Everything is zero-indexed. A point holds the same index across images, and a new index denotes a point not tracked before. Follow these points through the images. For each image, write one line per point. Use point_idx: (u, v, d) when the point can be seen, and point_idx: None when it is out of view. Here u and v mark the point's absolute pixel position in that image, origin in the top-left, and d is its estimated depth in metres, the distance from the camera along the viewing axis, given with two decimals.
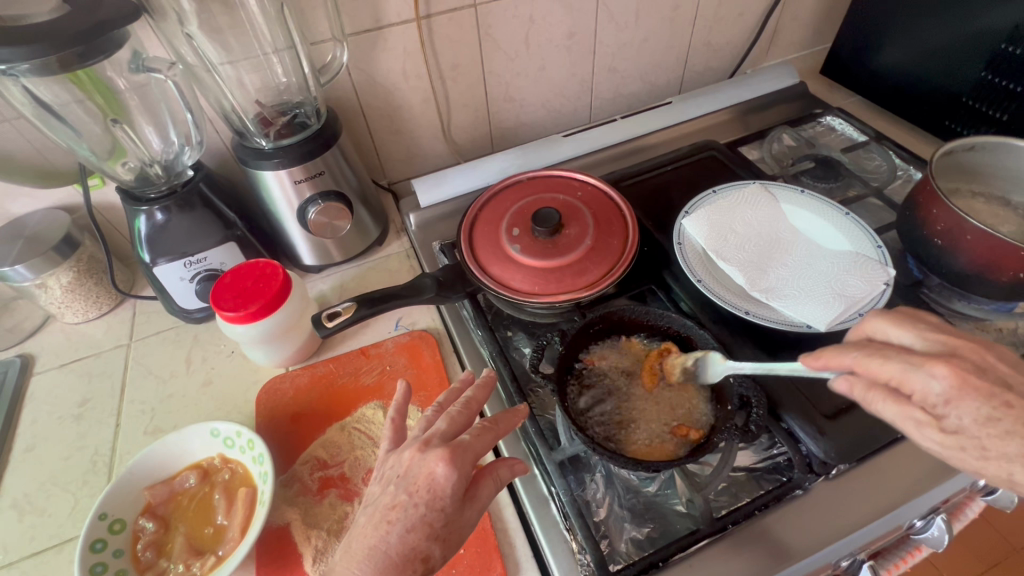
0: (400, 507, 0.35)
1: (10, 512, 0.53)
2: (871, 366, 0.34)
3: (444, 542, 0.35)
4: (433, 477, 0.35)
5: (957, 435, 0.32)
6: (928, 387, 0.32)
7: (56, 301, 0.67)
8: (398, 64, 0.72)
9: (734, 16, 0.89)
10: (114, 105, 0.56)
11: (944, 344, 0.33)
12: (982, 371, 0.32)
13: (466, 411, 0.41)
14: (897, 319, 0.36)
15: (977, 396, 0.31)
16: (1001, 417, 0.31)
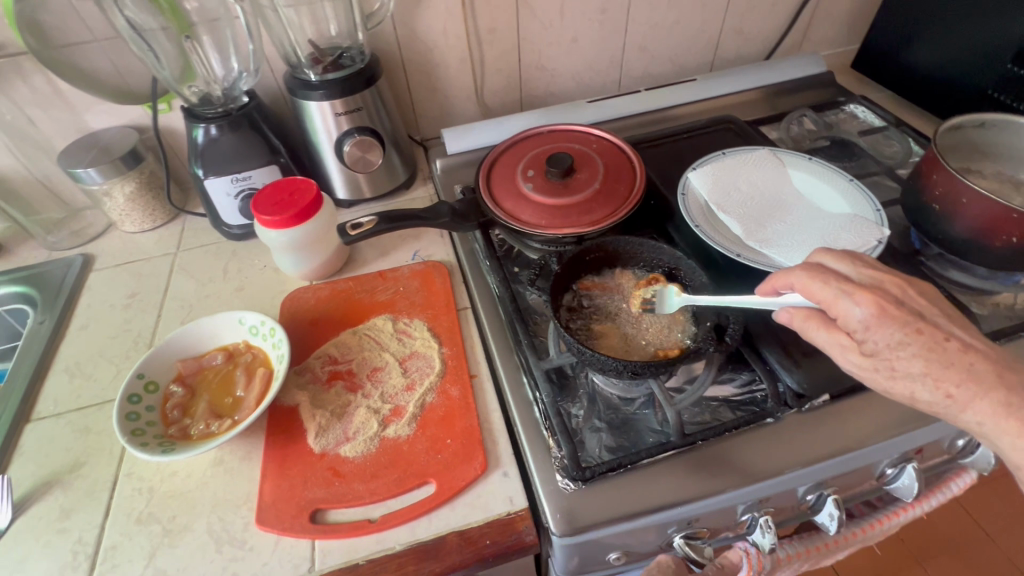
0: None
1: (63, 375, 0.60)
2: (812, 289, 0.41)
3: None
4: None
5: (872, 356, 0.40)
6: (851, 314, 0.40)
7: (118, 209, 0.75)
8: (439, 23, 0.78)
9: (767, 5, 0.92)
10: (184, 23, 0.63)
11: (873, 278, 0.42)
12: (900, 304, 0.40)
13: None
14: (839, 254, 0.44)
15: (893, 325, 0.39)
16: (911, 342, 0.38)
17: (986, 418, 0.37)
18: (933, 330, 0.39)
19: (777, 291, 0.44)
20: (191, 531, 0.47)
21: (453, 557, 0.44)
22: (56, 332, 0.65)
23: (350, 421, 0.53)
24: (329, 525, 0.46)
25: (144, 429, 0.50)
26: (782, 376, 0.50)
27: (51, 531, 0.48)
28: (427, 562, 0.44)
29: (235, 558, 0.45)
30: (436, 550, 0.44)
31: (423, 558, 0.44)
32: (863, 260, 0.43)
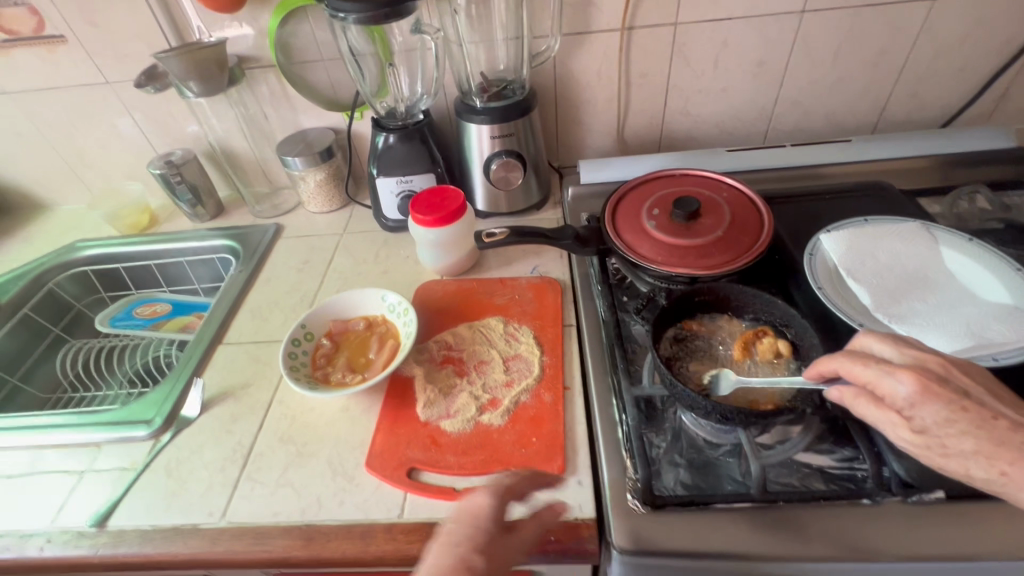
0: (450, 536, 0.43)
1: (249, 314, 0.77)
2: (853, 372, 0.43)
3: (488, 558, 0.42)
4: (473, 504, 0.44)
5: (921, 433, 0.40)
6: (895, 392, 0.41)
7: (309, 192, 0.92)
8: (596, 64, 0.85)
9: (950, 70, 0.86)
10: (388, 52, 0.77)
11: (916, 359, 0.42)
12: (944, 382, 0.40)
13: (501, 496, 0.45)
14: (882, 336, 0.45)
15: (938, 401, 0.39)
16: (959, 420, 0.39)
17: None
18: (978, 407, 0.39)
19: (822, 376, 0.45)
20: (317, 457, 0.57)
21: (485, 535, 0.43)
22: (248, 281, 0.83)
23: (453, 400, 0.60)
24: (420, 482, 0.53)
25: (300, 367, 0.63)
26: (889, 462, 0.48)
27: (223, 430, 0.61)
28: (460, 529, 0.43)
29: (345, 488, 0.54)
30: (476, 517, 0.43)
31: (457, 523, 0.43)
32: (906, 342, 0.43)
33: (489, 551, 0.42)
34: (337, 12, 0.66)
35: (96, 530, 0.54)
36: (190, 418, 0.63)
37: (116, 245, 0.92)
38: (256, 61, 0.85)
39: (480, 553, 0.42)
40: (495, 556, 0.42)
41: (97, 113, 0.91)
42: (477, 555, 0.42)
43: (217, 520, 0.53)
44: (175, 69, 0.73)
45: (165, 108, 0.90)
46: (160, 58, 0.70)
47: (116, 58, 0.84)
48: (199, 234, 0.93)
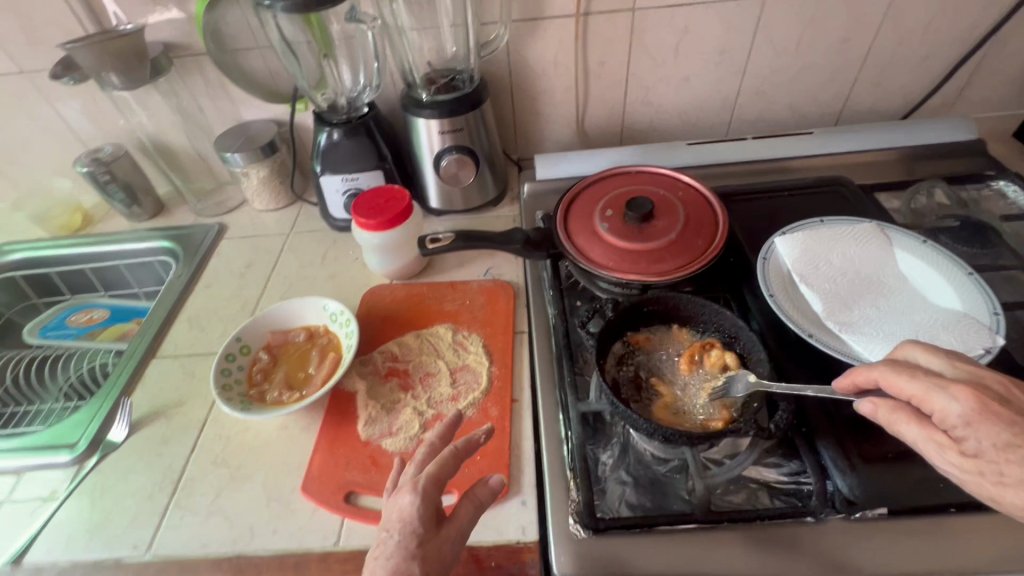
0: (382, 543, 0.38)
1: (186, 324, 0.73)
2: (896, 383, 0.39)
3: (422, 561, 0.38)
4: (401, 507, 0.40)
5: (975, 459, 0.35)
6: (947, 410, 0.36)
7: (252, 189, 0.87)
8: (551, 53, 0.81)
9: (913, 58, 0.84)
10: (326, 42, 0.72)
11: (972, 374, 0.37)
12: (1007, 403, 0.35)
13: (435, 487, 0.40)
14: (935, 348, 0.40)
15: (997, 422, 0.34)
16: (1022, 446, 0.33)
17: None
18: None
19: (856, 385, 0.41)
20: (251, 481, 0.54)
21: (416, 539, 0.38)
22: (186, 287, 0.78)
23: (396, 417, 0.57)
24: (358, 507, 0.51)
25: (232, 385, 0.59)
26: (834, 475, 0.47)
27: (152, 453, 0.58)
28: (392, 537, 0.38)
29: (280, 515, 0.52)
30: (407, 521, 0.39)
31: (388, 529, 0.39)
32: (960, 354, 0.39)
33: (421, 552, 0.38)
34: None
35: (11, 567, 0.51)
36: (116, 442, 0.59)
37: (45, 249, 0.86)
38: (186, 49, 0.78)
39: (416, 560, 0.37)
40: (429, 556, 0.38)
41: (13, 105, 0.83)
42: (409, 562, 0.37)
43: (142, 553, 0.50)
44: (85, 60, 0.67)
45: (90, 99, 0.84)
46: (66, 48, 0.63)
47: (28, 44, 0.77)
48: (135, 236, 0.87)
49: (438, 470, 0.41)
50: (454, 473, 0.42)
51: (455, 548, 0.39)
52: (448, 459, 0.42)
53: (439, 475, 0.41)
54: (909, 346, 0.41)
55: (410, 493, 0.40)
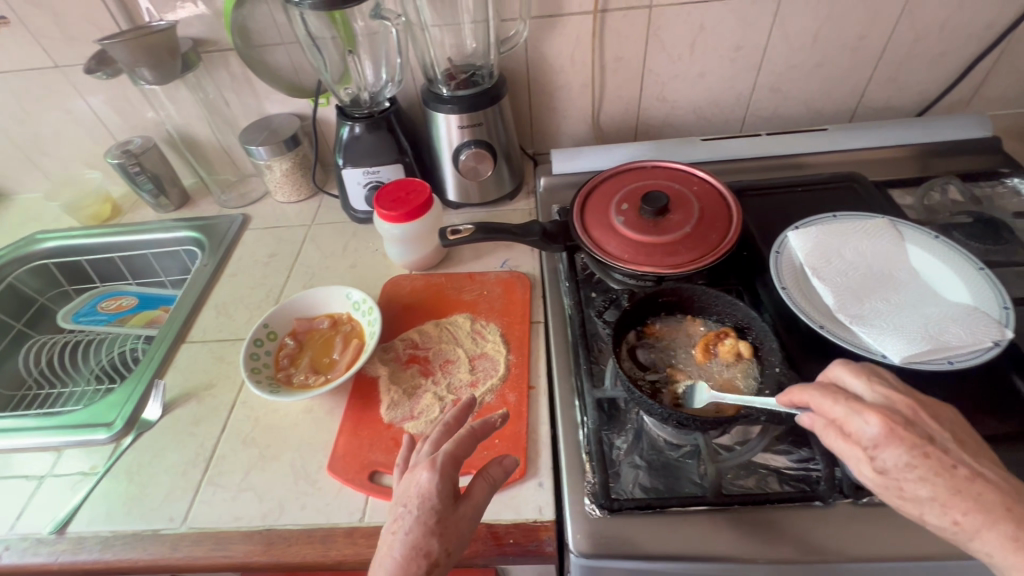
0: (400, 520, 0.39)
1: (213, 311, 0.75)
2: (822, 406, 0.40)
3: (441, 537, 0.39)
4: (418, 483, 0.40)
5: (883, 475, 0.38)
6: (862, 432, 0.38)
7: (275, 181, 0.89)
8: (568, 49, 0.82)
9: (930, 55, 0.84)
10: (351, 39, 0.74)
11: (884, 397, 0.39)
12: (910, 425, 0.38)
13: (453, 465, 0.41)
14: (857, 369, 0.42)
15: (900, 446, 0.37)
16: (918, 466, 0.36)
17: (995, 551, 0.34)
18: (941, 454, 0.36)
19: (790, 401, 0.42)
20: (279, 460, 0.57)
21: (434, 516, 0.39)
22: (213, 275, 0.81)
23: (417, 401, 0.60)
24: (382, 487, 0.53)
25: (261, 368, 0.62)
26: (842, 462, 0.48)
27: (185, 432, 0.61)
28: (410, 514, 0.39)
29: (307, 493, 0.54)
30: (425, 497, 0.39)
31: (407, 506, 0.40)
32: (878, 376, 0.41)
33: (440, 529, 0.39)
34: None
35: (55, 536, 0.54)
36: (151, 421, 0.62)
37: (77, 237, 0.90)
38: (212, 44, 0.81)
39: (436, 536, 0.38)
40: (447, 532, 0.39)
41: (48, 98, 0.87)
42: (430, 539, 0.38)
43: (178, 525, 0.53)
44: (120, 56, 0.69)
45: (120, 93, 0.86)
46: (104, 44, 0.66)
47: (63, 40, 0.80)
48: (163, 226, 0.90)
49: (456, 448, 0.41)
50: (471, 450, 0.42)
51: (471, 524, 0.40)
52: (466, 437, 0.42)
53: (454, 453, 0.41)
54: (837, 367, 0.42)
55: (428, 470, 0.40)
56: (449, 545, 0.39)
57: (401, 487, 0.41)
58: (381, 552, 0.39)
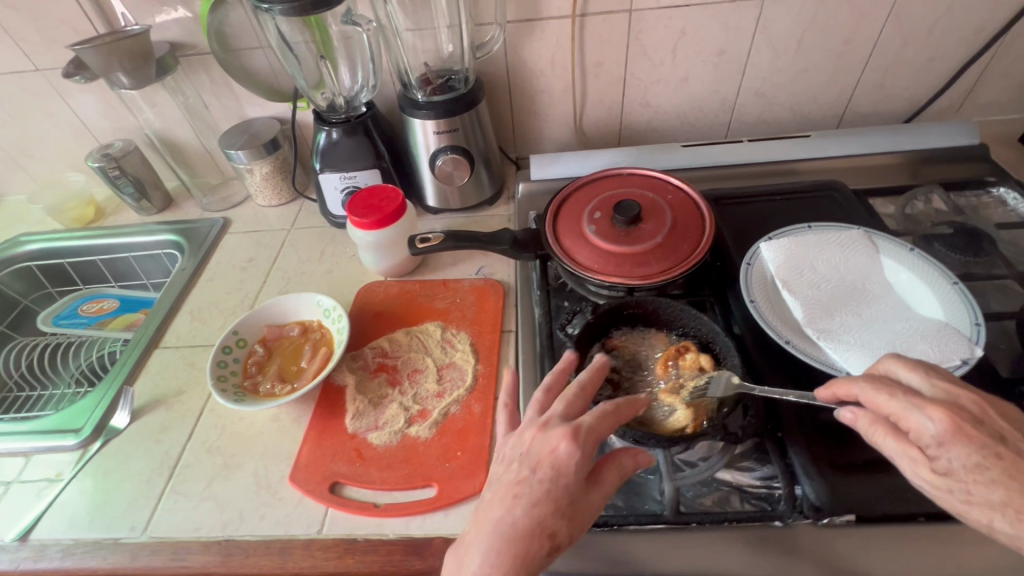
0: (525, 483, 0.39)
1: (188, 316, 0.75)
2: (876, 401, 0.39)
3: (569, 520, 0.38)
4: (555, 454, 0.40)
5: (945, 476, 0.36)
6: (922, 428, 0.36)
7: (256, 185, 0.89)
8: (548, 53, 0.81)
9: (918, 60, 0.82)
10: (326, 44, 0.73)
11: (947, 392, 0.37)
12: (979, 423, 0.35)
13: (591, 442, 0.41)
14: (912, 362, 0.40)
15: (969, 444, 0.34)
16: (989, 467, 0.34)
17: None
18: (1012, 453, 0.34)
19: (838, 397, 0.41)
20: (242, 470, 0.57)
21: (567, 495, 0.39)
22: (190, 279, 0.81)
23: (383, 411, 0.59)
24: (342, 498, 0.53)
25: (228, 376, 0.62)
26: (802, 481, 0.47)
27: (152, 439, 0.61)
28: (541, 484, 0.39)
29: (268, 503, 0.54)
30: (562, 471, 0.39)
31: (536, 472, 0.39)
32: (936, 371, 0.39)
33: (570, 510, 0.39)
34: (259, 3, 0.61)
35: (18, 543, 0.54)
36: (118, 428, 0.62)
37: (58, 240, 0.90)
38: (190, 48, 0.81)
39: (562, 516, 0.38)
40: (576, 515, 0.39)
41: (30, 102, 0.87)
42: (557, 518, 0.38)
43: (139, 534, 0.53)
44: (93, 60, 0.69)
45: (101, 96, 0.87)
46: (75, 50, 0.65)
47: (42, 44, 0.80)
48: (144, 229, 0.90)
49: (600, 427, 0.41)
50: (609, 431, 0.42)
51: (597, 511, 0.40)
52: (610, 416, 0.42)
53: (597, 431, 0.41)
54: (887, 361, 0.41)
55: (568, 442, 0.40)
56: (573, 529, 0.39)
57: (532, 448, 0.41)
58: (493, 511, 0.39)
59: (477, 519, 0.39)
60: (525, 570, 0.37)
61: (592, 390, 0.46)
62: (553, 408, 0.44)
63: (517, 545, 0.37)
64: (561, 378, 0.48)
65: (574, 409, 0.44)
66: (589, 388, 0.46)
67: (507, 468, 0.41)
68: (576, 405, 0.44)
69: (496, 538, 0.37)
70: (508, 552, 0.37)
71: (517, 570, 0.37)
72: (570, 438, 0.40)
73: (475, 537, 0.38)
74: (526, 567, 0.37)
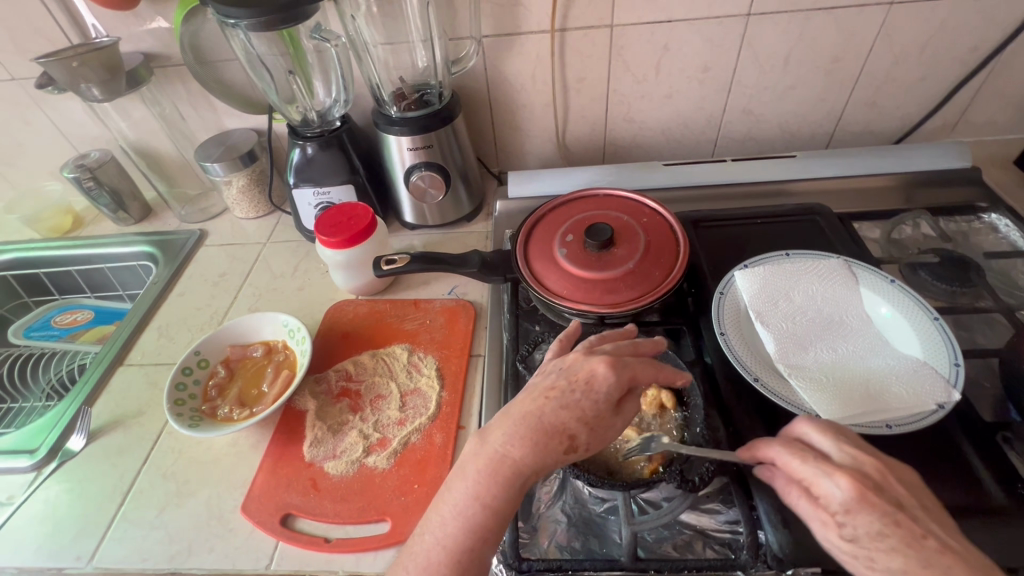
0: (559, 389, 0.41)
1: (156, 332, 0.74)
2: (791, 465, 0.37)
3: (590, 431, 0.40)
4: (593, 372, 0.41)
5: (851, 544, 0.34)
6: (831, 495, 0.35)
7: (233, 198, 0.88)
8: (528, 68, 0.79)
9: (910, 79, 0.80)
10: (302, 62, 0.72)
11: (853, 457, 0.36)
12: (880, 491, 0.34)
13: (627, 372, 0.41)
14: (824, 424, 0.39)
15: (872, 512, 0.33)
16: (888, 535, 0.33)
17: None
18: (911, 523, 0.33)
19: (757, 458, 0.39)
20: (194, 497, 0.55)
21: (594, 409, 0.40)
22: (162, 292, 0.79)
23: (342, 439, 0.58)
24: (294, 531, 0.51)
25: (186, 400, 0.60)
26: (766, 527, 0.45)
27: (107, 462, 0.59)
28: (574, 392, 0.40)
29: (218, 534, 0.52)
30: (594, 388, 0.40)
31: (571, 384, 0.41)
32: (846, 435, 0.38)
33: (593, 422, 0.40)
34: (226, 18, 0.59)
35: None
36: (74, 451, 0.61)
37: (33, 250, 0.89)
38: (166, 59, 0.80)
39: (585, 425, 0.40)
40: (598, 429, 0.40)
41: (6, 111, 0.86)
42: (579, 424, 0.40)
43: (84, 564, 0.52)
44: (59, 74, 0.69)
45: (77, 106, 0.86)
46: (40, 64, 0.65)
47: (16, 53, 0.79)
48: (119, 240, 0.89)
49: (639, 369, 0.42)
50: (650, 380, 0.42)
51: (617, 435, 0.41)
52: (650, 367, 0.42)
53: (637, 371, 0.41)
54: (802, 422, 0.39)
55: (608, 367, 0.41)
56: (591, 439, 0.40)
57: (573, 365, 0.42)
58: (525, 404, 0.41)
59: (508, 411, 0.42)
60: (542, 458, 0.39)
61: (643, 350, 0.46)
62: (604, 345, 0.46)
63: (540, 433, 0.39)
64: (616, 335, 0.49)
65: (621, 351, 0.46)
66: (643, 350, 0.46)
67: (545, 377, 0.43)
68: (623, 350, 0.45)
69: (522, 425, 0.40)
70: (530, 437, 0.39)
71: (534, 457, 0.39)
72: (611, 363, 0.41)
73: (503, 422, 0.41)
74: (542, 456, 0.39)
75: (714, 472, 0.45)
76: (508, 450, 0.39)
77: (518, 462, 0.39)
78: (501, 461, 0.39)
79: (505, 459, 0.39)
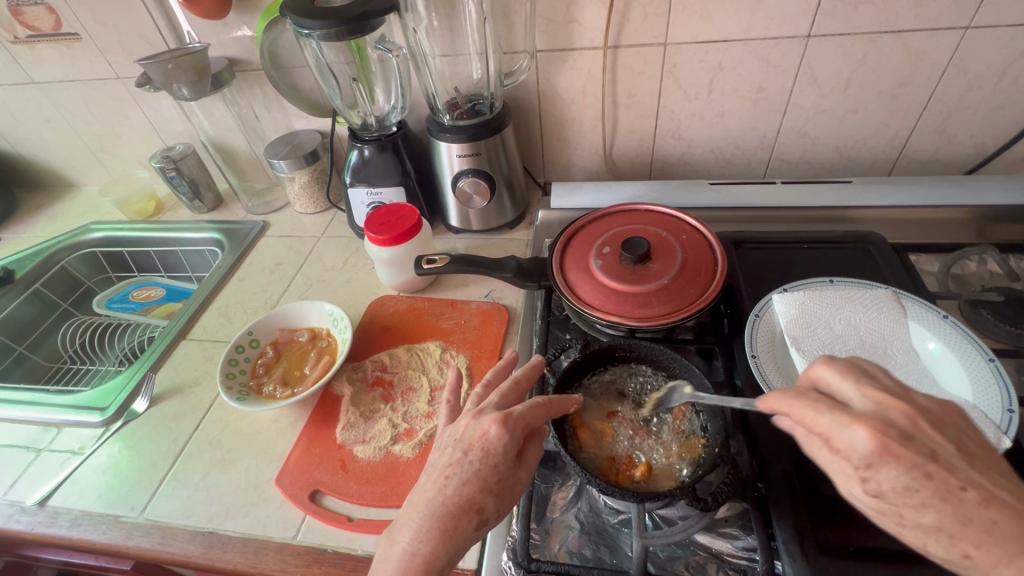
0: (457, 463, 0.41)
1: (216, 311, 0.81)
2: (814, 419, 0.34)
3: (497, 497, 0.40)
4: (486, 436, 0.41)
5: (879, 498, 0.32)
6: (851, 448, 0.32)
7: (295, 193, 0.94)
8: (579, 82, 0.81)
9: (984, 107, 0.76)
10: (366, 71, 0.78)
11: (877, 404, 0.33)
12: (907, 439, 0.31)
13: (518, 429, 0.41)
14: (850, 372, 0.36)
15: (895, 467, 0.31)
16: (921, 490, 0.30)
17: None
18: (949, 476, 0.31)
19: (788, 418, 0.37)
20: (236, 465, 0.60)
21: (495, 474, 0.40)
22: (224, 276, 0.86)
23: (372, 425, 0.61)
24: (321, 507, 0.54)
25: (237, 374, 0.65)
26: (783, 557, 0.44)
27: (164, 425, 0.65)
28: (470, 463, 0.40)
29: (254, 502, 0.56)
30: (490, 453, 0.40)
31: (466, 454, 0.41)
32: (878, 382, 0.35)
33: (497, 488, 0.40)
34: (300, 28, 0.64)
35: (37, 507, 0.59)
36: (138, 412, 0.67)
37: (121, 230, 0.99)
38: (248, 64, 0.87)
39: (489, 494, 0.40)
40: (503, 491, 0.41)
41: (109, 105, 0.97)
42: (484, 495, 0.40)
43: (137, 514, 0.57)
44: (156, 74, 0.77)
45: (168, 104, 0.95)
46: (141, 66, 0.73)
47: (123, 55, 0.88)
48: (195, 227, 0.97)
49: (530, 416, 0.42)
50: (542, 420, 0.43)
51: (523, 487, 0.42)
52: (540, 408, 0.43)
53: (528, 420, 0.42)
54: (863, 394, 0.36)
55: (498, 426, 0.41)
56: (500, 504, 0.41)
57: (464, 433, 0.42)
58: (426, 492, 0.40)
59: (412, 501, 0.41)
60: (453, 542, 0.39)
61: (525, 384, 0.47)
62: (488, 399, 0.46)
63: (446, 519, 0.39)
64: (499, 376, 0.50)
65: (507, 400, 0.46)
66: (524, 389, 0.47)
67: (441, 454, 0.43)
68: (509, 398, 0.46)
69: (429, 516, 0.39)
70: (437, 528, 0.39)
71: (445, 544, 0.39)
72: (501, 421, 0.41)
73: (408, 517, 0.40)
74: (454, 541, 0.39)
75: (727, 489, 0.44)
76: (417, 547, 0.39)
77: (430, 557, 0.38)
78: (413, 561, 0.38)
79: (416, 558, 0.38)
